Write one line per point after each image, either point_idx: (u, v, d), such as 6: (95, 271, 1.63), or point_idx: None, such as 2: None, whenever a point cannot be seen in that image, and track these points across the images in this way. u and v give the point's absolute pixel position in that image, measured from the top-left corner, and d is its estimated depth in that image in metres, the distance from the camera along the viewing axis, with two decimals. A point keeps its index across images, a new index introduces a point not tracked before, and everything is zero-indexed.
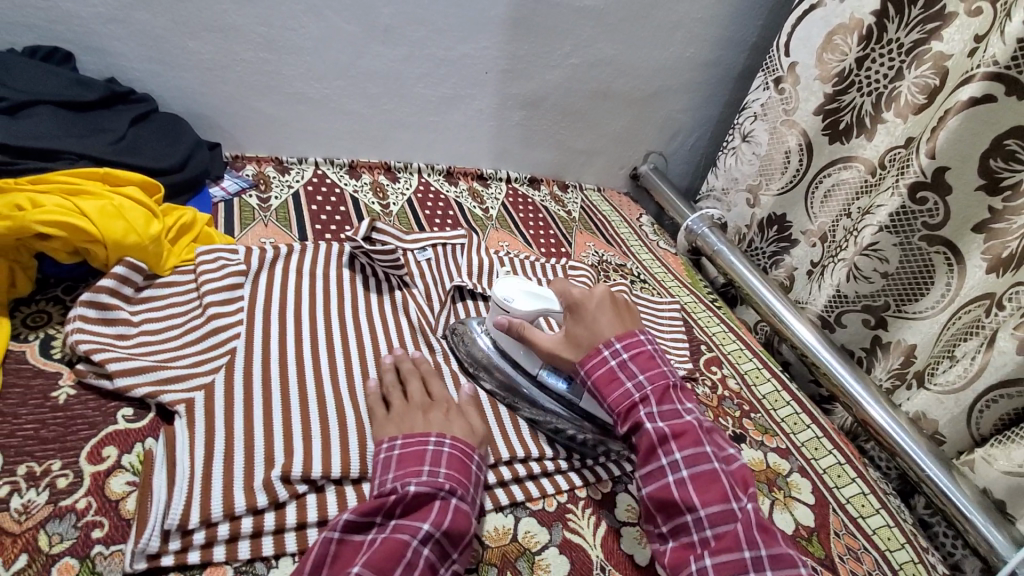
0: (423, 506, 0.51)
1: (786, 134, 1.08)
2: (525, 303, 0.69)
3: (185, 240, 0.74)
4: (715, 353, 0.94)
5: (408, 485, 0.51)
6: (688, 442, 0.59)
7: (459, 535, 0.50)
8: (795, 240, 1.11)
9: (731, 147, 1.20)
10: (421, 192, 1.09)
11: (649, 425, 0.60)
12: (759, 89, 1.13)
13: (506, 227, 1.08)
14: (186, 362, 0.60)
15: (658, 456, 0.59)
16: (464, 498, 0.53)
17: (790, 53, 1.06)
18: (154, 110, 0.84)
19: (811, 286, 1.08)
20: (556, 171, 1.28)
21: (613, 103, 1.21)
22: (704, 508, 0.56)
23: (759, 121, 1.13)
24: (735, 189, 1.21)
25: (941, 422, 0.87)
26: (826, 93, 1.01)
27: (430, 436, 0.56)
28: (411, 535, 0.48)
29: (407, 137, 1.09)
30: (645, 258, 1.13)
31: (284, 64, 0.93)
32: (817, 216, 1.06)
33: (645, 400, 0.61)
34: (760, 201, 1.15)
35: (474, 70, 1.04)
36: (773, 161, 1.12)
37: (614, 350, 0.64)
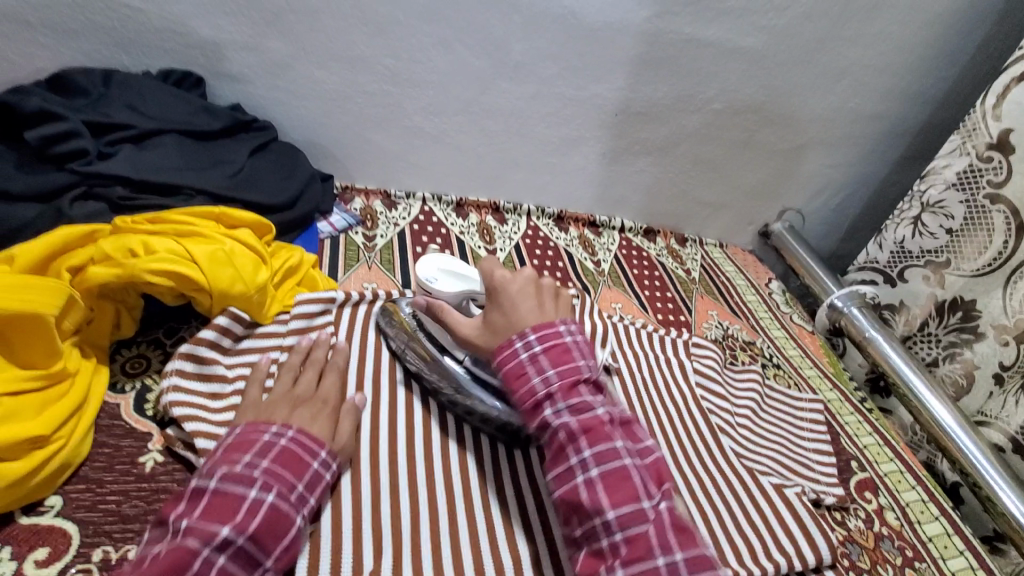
0: (223, 502, 0.42)
1: (988, 211, 0.88)
2: (445, 285, 0.64)
3: (289, 284, 0.70)
4: (870, 475, 0.77)
5: (208, 479, 0.43)
6: (599, 438, 0.48)
7: (270, 538, 0.43)
8: (980, 333, 0.90)
9: (903, 216, 0.99)
10: (529, 238, 1.00)
11: (556, 422, 0.49)
12: (952, 154, 0.92)
13: (619, 284, 0.97)
14: None
15: (566, 455, 0.48)
16: (285, 497, 0.45)
17: (1001, 117, 0.85)
18: (273, 139, 0.81)
19: (1003, 399, 0.86)
20: (675, 222, 1.15)
21: (752, 153, 1.06)
22: (613, 512, 0.46)
23: (951, 191, 0.92)
24: (903, 265, 0.99)
25: None
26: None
27: (266, 429, 0.49)
28: (202, 542, 0.40)
29: (521, 177, 1.01)
30: (776, 336, 0.98)
31: (406, 97, 0.87)
32: (1016, 310, 0.85)
33: (553, 398, 0.50)
34: (943, 280, 0.94)
35: (602, 111, 0.95)
36: (974, 239, 0.89)
37: (524, 341, 0.52)
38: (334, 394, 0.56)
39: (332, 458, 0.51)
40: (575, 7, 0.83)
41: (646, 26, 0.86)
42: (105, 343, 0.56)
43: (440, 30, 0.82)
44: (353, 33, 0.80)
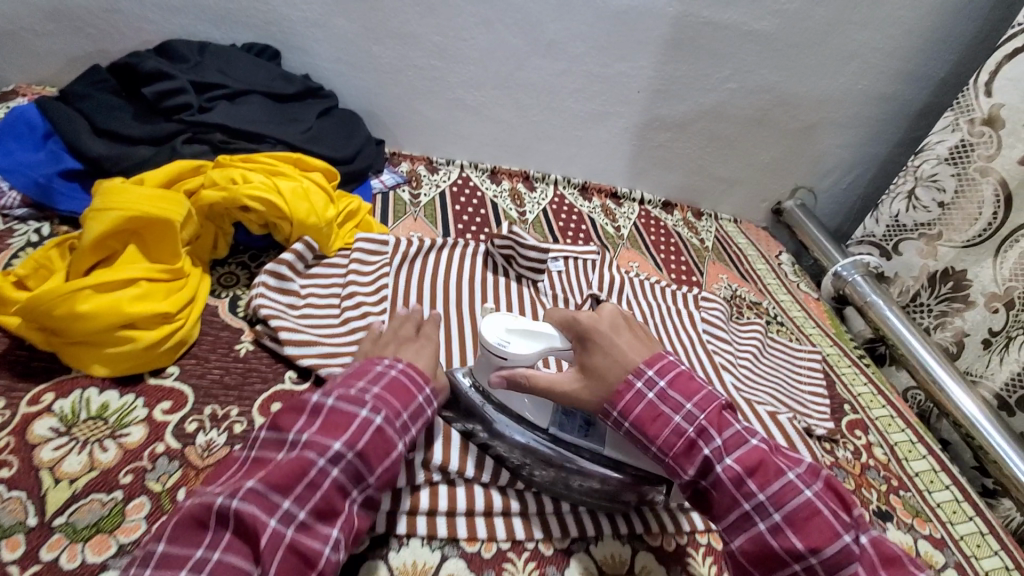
0: (337, 421, 0.48)
1: (979, 183, 0.94)
2: (521, 347, 0.55)
3: (349, 226, 0.81)
4: (861, 416, 0.85)
5: (327, 398, 0.50)
6: (767, 473, 0.49)
7: (372, 455, 0.48)
8: (970, 301, 0.96)
9: (900, 190, 1.06)
10: (556, 204, 1.10)
11: (720, 466, 0.49)
12: (944, 131, 0.98)
13: (636, 247, 1.07)
14: (343, 339, 0.67)
15: (739, 502, 0.48)
16: (391, 421, 0.50)
17: (992, 93, 0.91)
18: (336, 105, 0.93)
19: (988, 358, 0.93)
20: (691, 197, 1.24)
21: (765, 132, 1.15)
22: (812, 552, 0.45)
23: (944, 165, 0.99)
24: (900, 236, 1.07)
25: None
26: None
27: (380, 362, 0.55)
28: (319, 454, 0.46)
29: (550, 149, 1.12)
30: (783, 299, 1.06)
31: (450, 71, 0.99)
32: (1005, 278, 0.90)
33: (708, 435, 0.51)
34: (937, 252, 1.01)
35: (626, 88, 1.04)
36: (965, 211, 0.96)
37: (649, 376, 0.53)
38: (433, 334, 0.64)
39: (434, 397, 0.57)
40: None
41: (668, 9, 0.96)
42: (206, 258, 0.69)
43: (482, 10, 0.93)
44: (407, 12, 0.92)
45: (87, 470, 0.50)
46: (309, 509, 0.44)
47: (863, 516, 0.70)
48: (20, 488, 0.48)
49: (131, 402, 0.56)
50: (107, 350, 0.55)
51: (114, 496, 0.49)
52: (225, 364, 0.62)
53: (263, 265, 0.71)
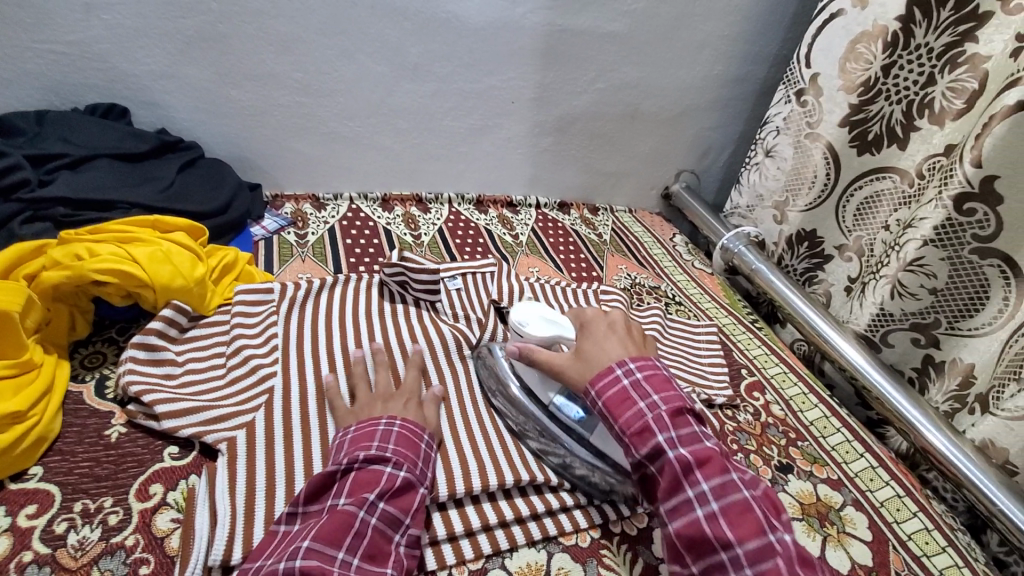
0: (368, 477, 0.54)
1: (811, 148, 1.04)
2: (537, 330, 0.67)
3: (228, 279, 0.78)
4: (757, 377, 0.91)
5: (357, 457, 0.55)
6: (714, 471, 0.54)
7: (405, 503, 0.54)
8: (827, 256, 1.05)
9: (754, 162, 1.17)
10: (452, 222, 1.11)
11: (672, 451, 0.55)
12: (780, 103, 1.09)
13: (536, 252, 1.09)
14: (232, 402, 0.64)
15: (683, 487, 0.53)
16: (411, 471, 0.56)
17: (811, 64, 1.02)
18: (200, 156, 0.90)
19: (851, 304, 1.01)
20: (585, 195, 1.28)
21: (641, 123, 1.21)
22: (740, 545, 0.50)
23: (783, 136, 1.09)
24: (762, 205, 1.16)
25: (1012, 451, 0.77)
26: (851, 103, 0.96)
27: (384, 419, 0.60)
28: (357, 507, 0.51)
29: (437, 169, 1.12)
30: (679, 279, 1.12)
31: (320, 106, 0.97)
32: (850, 228, 1.00)
33: (665, 424, 0.56)
34: (788, 217, 1.11)
35: (500, 100, 1.07)
36: (805, 175, 1.06)
37: (625, 368, 0.60)
38: (413, 386, 0.68)
39: (433, 439, 0.62)
40: (456, 11, 0.95)
41: (524, 21, 0.99)
42: (64, 341, 0.65)
43: (340, 42, 0.92)
44: (262, 53, 0.90)
45: None
46: (361, 558, 0.49)
47: (766, 474, 0.74)
48: None
49: None
50: None
51: None
52: (94, 453, 0.58)
53: (131, 339, 0.67)
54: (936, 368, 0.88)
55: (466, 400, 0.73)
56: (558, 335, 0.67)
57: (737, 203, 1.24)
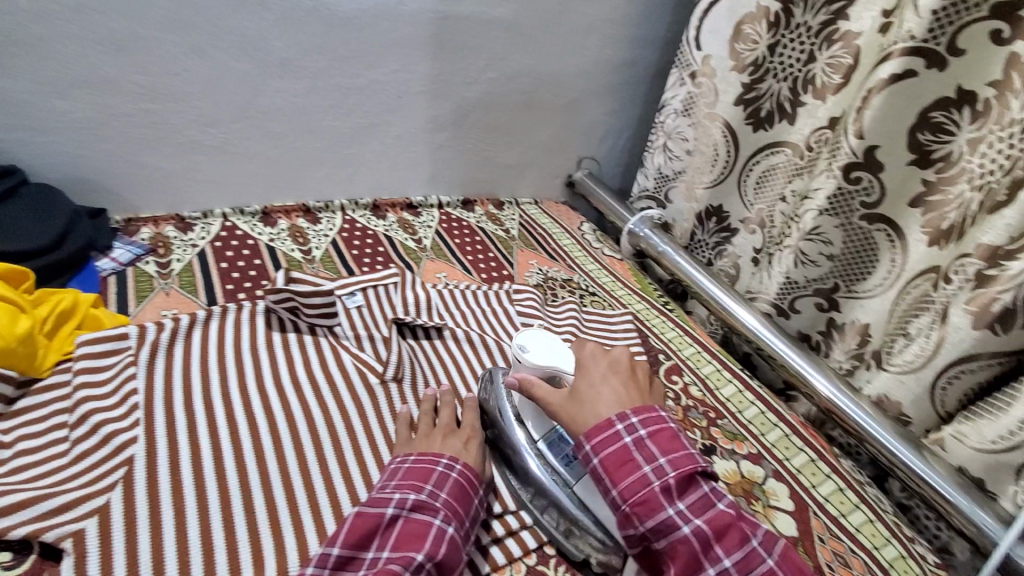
0: (413, 534, 0.51)
1: (710, 127, 1.06)
2: (538, 357, 0.65)
3: (67, 328, 0.65)
4: (674, 361, 0.91)
5: (407, 498, 0.53)
6: (732, 542, 0.51)
7: (451, 565, 0.50)
8: (734, 229, 1.09)
9: (656, 146, 1.17)
10: (346, 231, 1.01)
11: (688, 531, 0.50)
12: (675, 86, 1.10)
13: (442, 256, 1.02)
14: (79, 482, 0.53)
15: (703, 566, 0.50)
16: (459, 529, 0.53)
17: (701, 46, 1.04)
18: (23, 181, 0.76)
19: (759, 275, 1.04)
20: (489, 189, 1.23)
21: (538, 112, 1.18)
22: None
23: (682, 117, 1.10)
24: (668, 186, 1.17)
25: (905, 402, 0.79)
26: (743, 82, 1.00)
27: (438, 462, 0.57)
28: (403, 566, 0.48)
29: (324, 174, 1.02)
30: (591, 268, 1.10)
31: (170, 113, 0.84)
32: (753, 202, 1.04)
33: (672, 496, 0.51)
34: (695, 194, 1.12)
35: (386, 95, 0.99)
36: (709, 154, 1.08)
37: (625, 424, 0.55)
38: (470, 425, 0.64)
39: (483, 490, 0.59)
40: None
41: (402, 9, 0.92)
42: None
43: (189, 37, 0.80)
44: (88, 54, 0.75)
45: None
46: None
47: None
48: None
49: None
50: None
51: None
52: None
53: None
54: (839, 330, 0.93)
55: (376, 434, 0.65)
56: (556, 365, 0.64)
57: (644, 186, 1.24)
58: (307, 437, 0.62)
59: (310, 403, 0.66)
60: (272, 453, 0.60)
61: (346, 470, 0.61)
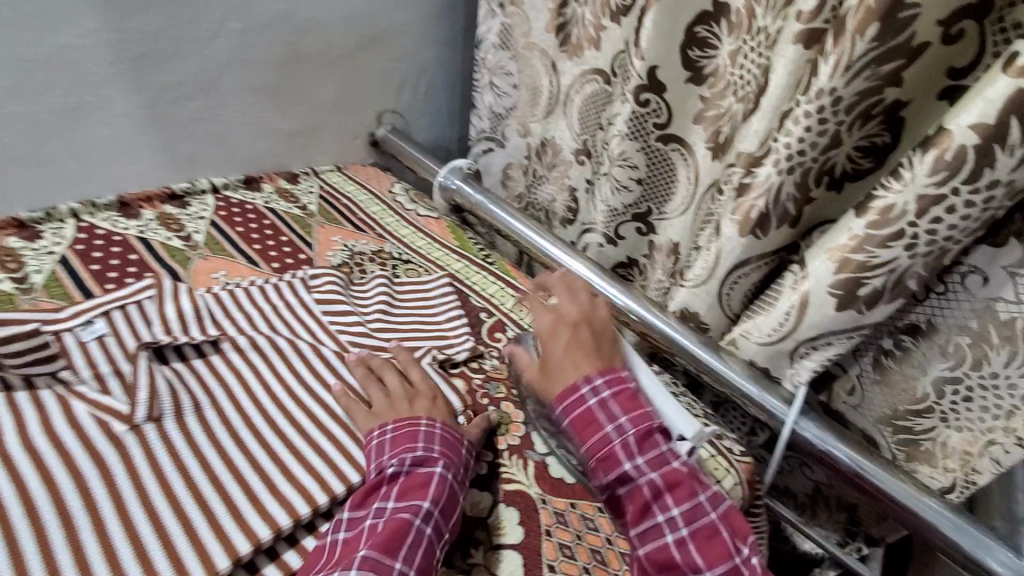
0: (603, 453, 0.79)
1: (530, 56, 1.24)
2: None
3: None
4: (497, 319, 1.13)
5: (589, 403, 0.81)
6: (683, 492, 0.76)
7: (652, 452, 0.78)
8: (570, 162, 1.24)
9: (483, 83, 1.34)
10: (138, 218, 1.17)
11: (634, 468, 0.78)
12: (488, 18, 1.27)
13: (221, 253, 1.14)
14: None
15: (657, 514, 0.76)
16: (630, 429, 0.80)
17: None
18: None
19: (590, 205, 1.22)
20: (277, 164, 1.39)
21: (308, 67, 1.30)
22: (709, 568, 0.72)
23: (500, 49, 1.28)
24: (508, 125, 1.34)
25: (702, 312, 1.02)
26: (551, 8, 1.17)
27: (624, 371, 0.85)
28: (414, 514, 0.69)
29: (62, 173, 1.12)
30: (406, 236, 1.30)
31: None
32: (580, 136, 1.20)
33: (631, 445, 0.79)
34: (532, 129, 1.31)
35: (85, 73, 1.06)
36: (533, 88, 1.26)
37: (627, 374, 0.85)
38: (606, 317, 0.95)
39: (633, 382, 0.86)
40: None
41: None
42: None
43: None
44: None
45: None
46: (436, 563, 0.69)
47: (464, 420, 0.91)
48: None
49: None
50: None
51: None
52: None
53: None
54: (658, 250, 1.15)
55: (249, 473, 0.75)
56: None
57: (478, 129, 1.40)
58: (183, 489, 0.72)
59: (83, 484, 0.68)
60: (212, 497, 0.71)
61: (223, 489, 0.73)
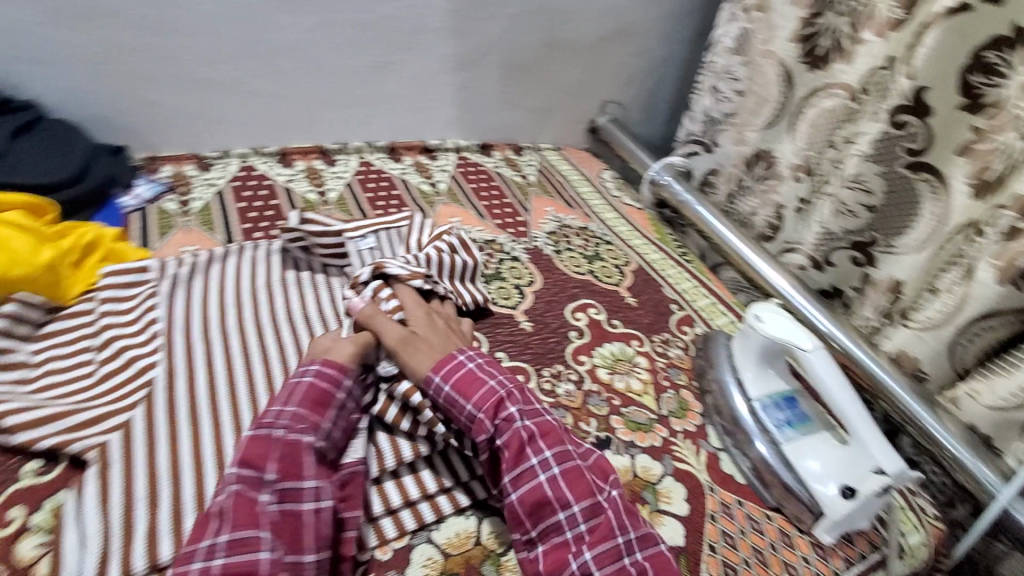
0: (482, 397, 0.58)
1: (764, 65, 1.00)
2: (774, 327, 0.68)
3: (92, 260, 0.67)
4: (687, 312, 0.89)
5: (468, 363, 0.60)
6: (554, 441, 0.56)
7: (551, 434, 0.57)
8: (780, 176, 1.01)
9: (704, 87, 1.12)
10: (362, 172, 1.01)
11: (516, 424, 0.56)
12: (727, 23, 1.05)
13: (457, 200, 1.01)
14: (69, 401, 0.55)
15: (528, 457, 0.55)
16: (512, 395, 0.58)
17: None
18: (40, 118, 0.77)
19: (800, 226, 0.98)
20: (508, 134, 1.20)
21: (560, 53, 1.13)
22: (576, 504, 0.53)
23: (735, 55, 1.05)
24: (717, 129, 1.11)
25: (923, 359, 0.79)
26: (801, 17, 0.93)
27: (460, 353, 0.61)
28: (258, 491, 0.49)
29: (335, 116, 1.01)
30: (608, 217, 1.08)
31: (182, 49, 0.84)
32: (803, 148, 0.96)
33: (499, 403, 0.57)
34: (745, 138, 1.06)
35: (369, 28, 0.93)
36: (760, 97, 1.02)
37: (469, 355, 0.61)
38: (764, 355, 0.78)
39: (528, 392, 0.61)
40: None
41: None
42: None
43: None
44: None
45: None
46: (286, 550, 0.48)
47: None
48: None
49: None
50: None
51: None
52: None
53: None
54: (873, 286, 0.87)
55: None
56: (793, 341, 0.66)
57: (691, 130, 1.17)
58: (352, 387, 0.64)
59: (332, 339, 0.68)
60: (208, 410, 0.57)
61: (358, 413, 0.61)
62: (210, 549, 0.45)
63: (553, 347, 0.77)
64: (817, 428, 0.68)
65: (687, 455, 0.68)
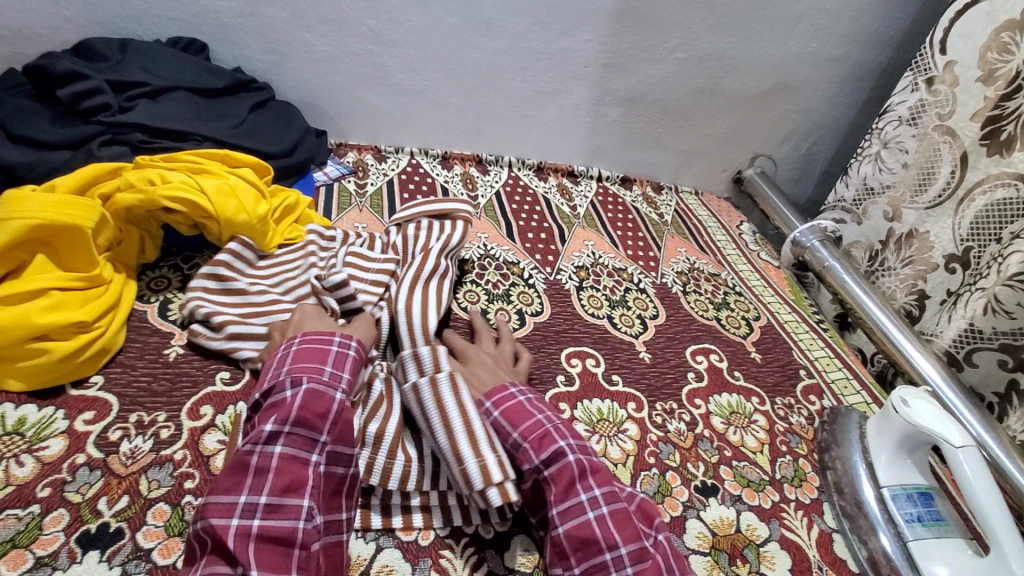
0: (539, 434, 0.55)
1: (936, 141, 0.92)
2: (919, 415, 0.63)
3: (288, 220, 0.80)
4: (816, 381, 0.84)
5: (518, 395, 0.59)
6: (603, 479, 0.54)
7: (602, 474, 0.54)
8: (932, 264, 0.93)
9: (868, 153, 1.04)
10: (509, 186, 1.08)
11: (570, 456, 0.54)
12: (905, 91, 0.97)
13: (592, 226, 1.05)
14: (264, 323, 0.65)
15: (578, 492, 0.52)
16: (561, 433, 0.56)
17: (946, 51, 0.90)
18: (271, 98, 0.93)
19: (941, 315, 0.91)
20: (651, 172, 1.23)
21: (719, 101, 1.14)
22: (626, 548, 0.49)
23: (904, 127, 0.97)
24: (869, 199, 1.04)
25: None
26: (988, 97, 0.84)
27: (511, 385, 0.61)
28: (308, 449, 0.49)
29: (499, 131, 1.10)
30: (741, 269, 1.06)
31: (389, 56, 0.96)
32: (964, 238, 0.88)
33: (561, 433, 0.56)
34: (900, 213, 0.99)
35: (544, 57, 1.01)
36: (924, 172, 0.94)
37: (519, 389, 0.60)
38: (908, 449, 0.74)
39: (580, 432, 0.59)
40: None
41: None
42: (133, 263, 0.68)
43: None
44: None
45: (2, 486, 0.48)
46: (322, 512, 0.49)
47: (681, 495, 0.63)
48: (29, 403, 0.55)
49: (50, 415, 0.54)
50: (20, 364, 0.54)
51: (51, 444, 0.52)
52: (142, 337, 0.63)
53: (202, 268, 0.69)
54: None
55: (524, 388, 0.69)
56: (943, 434, 0.60)
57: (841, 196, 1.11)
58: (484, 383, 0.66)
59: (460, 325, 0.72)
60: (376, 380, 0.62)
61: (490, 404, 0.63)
62: (250, 507, 0.45)
63: (668, 384, 0.77)
64: (952, 531, 0.62)
65: (797, 526, 0.63)
